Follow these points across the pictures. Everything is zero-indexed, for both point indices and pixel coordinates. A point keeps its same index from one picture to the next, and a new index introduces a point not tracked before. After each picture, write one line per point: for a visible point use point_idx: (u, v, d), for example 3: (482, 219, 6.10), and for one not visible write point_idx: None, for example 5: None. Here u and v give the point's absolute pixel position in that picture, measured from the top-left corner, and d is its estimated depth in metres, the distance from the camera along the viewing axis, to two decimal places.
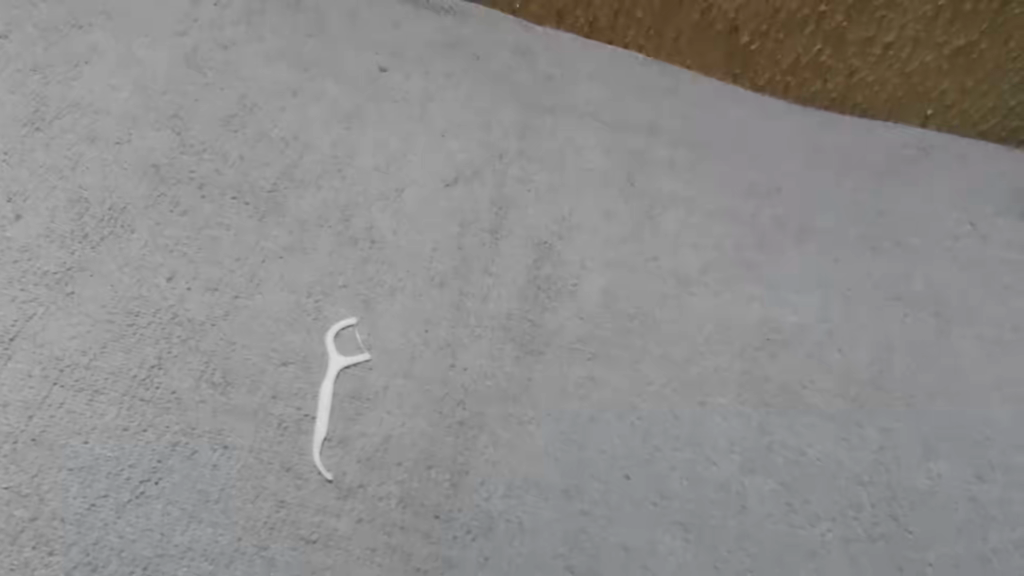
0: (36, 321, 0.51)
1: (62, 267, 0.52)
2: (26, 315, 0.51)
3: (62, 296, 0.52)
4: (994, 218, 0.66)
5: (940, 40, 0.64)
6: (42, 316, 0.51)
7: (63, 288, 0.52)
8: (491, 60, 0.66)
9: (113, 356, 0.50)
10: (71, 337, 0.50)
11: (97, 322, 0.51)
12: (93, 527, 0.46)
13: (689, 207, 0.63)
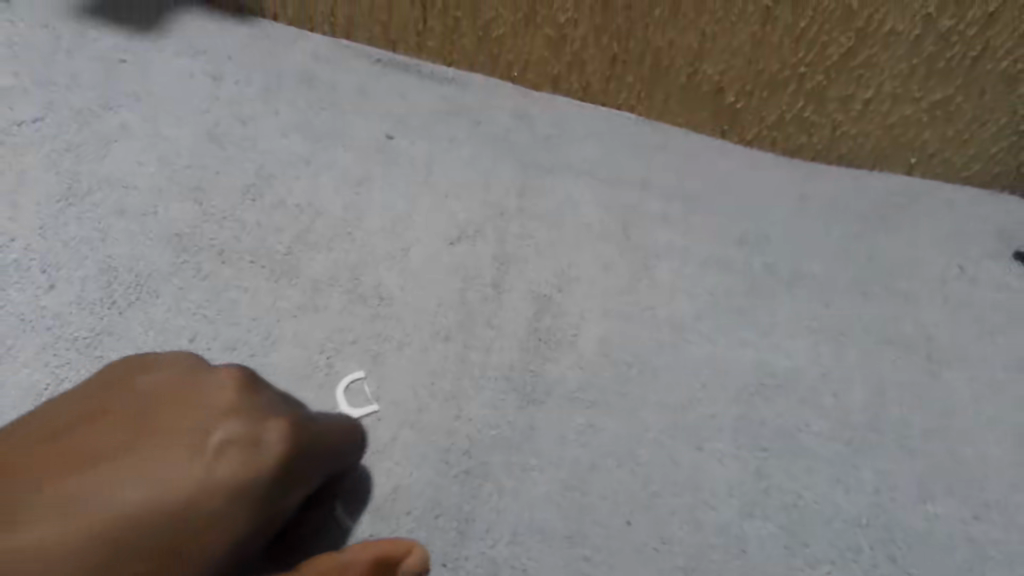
0: (66, 384, 0.54)
1: (91, 332, 0.56)
2: (57, 379, 0.54)
3: (91, 360, 0.55)
4: (982, 259, 0.68)
5: (917, 95, 0.68)
6: (72, 380, 0.54)
7: (92, 352, 0.55)
8: (491, 124, 0.71)
9: None
10: None
11: None
12: None
13: (684, 257, 0.66)
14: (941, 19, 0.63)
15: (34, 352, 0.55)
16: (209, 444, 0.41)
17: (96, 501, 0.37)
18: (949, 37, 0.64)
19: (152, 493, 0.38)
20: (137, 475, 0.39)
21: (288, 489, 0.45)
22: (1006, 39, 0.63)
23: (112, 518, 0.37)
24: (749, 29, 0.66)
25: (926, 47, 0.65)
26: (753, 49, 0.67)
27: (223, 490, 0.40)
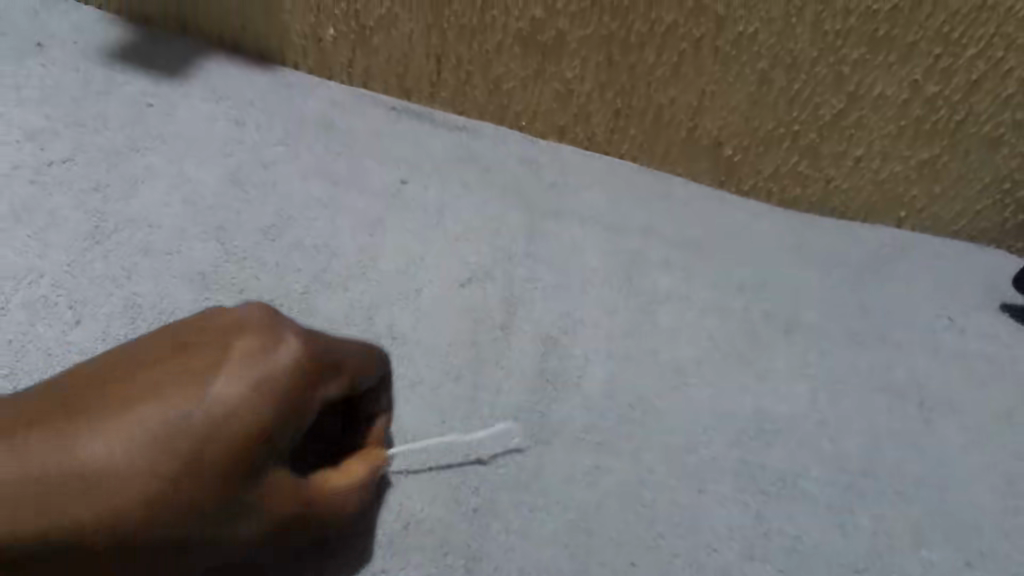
0: None
1: None
2: None
3: None
4: (970, 311, 0.72)
5: (906, 153, 0.72)
6: None
7: None
8: (499, 170, 0.74)
9: None
10: None
11: None
12: None
13: (685, 303, 0.68)
14: (928, 86, 0.67)
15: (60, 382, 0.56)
16: (218, 372, 0.48)
17: (151, 412, 0.46)
18: (935, 102, 0.68)
19: (187, 402, 0.47)
20: (171, 390, 0.47)
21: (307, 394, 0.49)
22: (987, 107, 0.68)
23: (155, 426, 0.46)
24: (746, 90, 0.70)
25: (914, 110, 0.69)
26: (750, 106, 0.71)
27: (231, 407, 0.47)
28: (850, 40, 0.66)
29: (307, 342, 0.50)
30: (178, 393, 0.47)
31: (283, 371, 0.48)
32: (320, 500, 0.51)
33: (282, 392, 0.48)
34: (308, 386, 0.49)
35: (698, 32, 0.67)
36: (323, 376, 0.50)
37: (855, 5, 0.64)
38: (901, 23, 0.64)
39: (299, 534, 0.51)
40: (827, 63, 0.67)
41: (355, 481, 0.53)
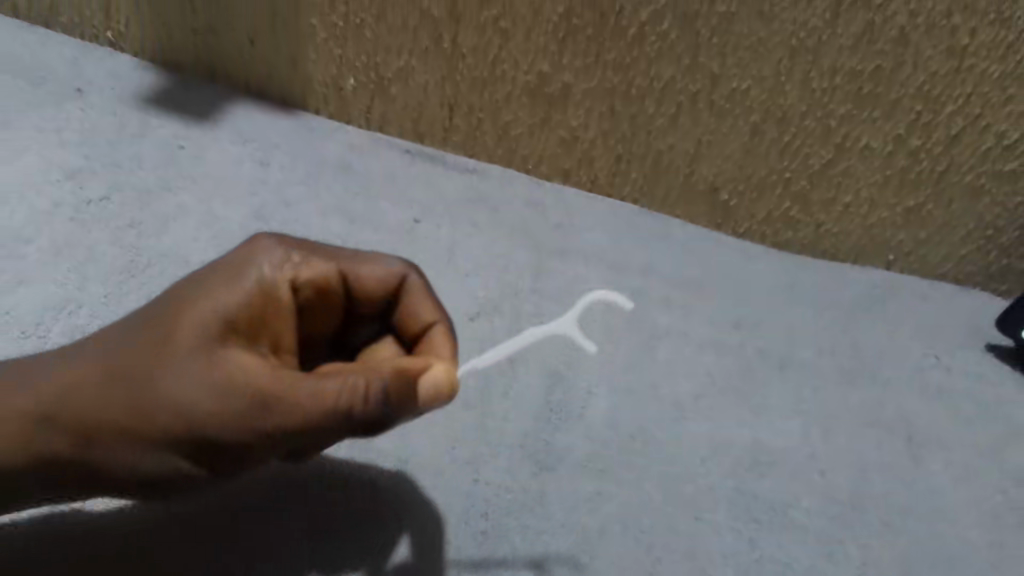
0: None
1: None
2: None
3: None
4: (954, 350, 0.75)
5: (893, 201, 0.76)
6: None
7: None
8: (506, 210, 0.78)
9: None
10: None
11: None
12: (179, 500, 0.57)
13: (683, 338, 0.72)
14: (911, 138, 0.72)
15: None
16: (196, 274, 0.52)
17: (141, 331, 0.51)
18: (918, 153, 0.73)
19: (165, 316, 0.50)
20: (157, 309, 0.52)
21: (271, 297, 0.51)
22: (971, 159, 0.73)
23: (143, 340, 0.50)
24: (740, 140, 0.74)
25: (898, 161, 0.74)
26: (744, 155, 0.75)
27: (202, 295, 0.50)
28: (836, 97, 0.70)
29: (269, 252, 0.52)
30: (162, 299, 0.52)
31: (251, 262, 0.51)
32: (300, 397, 0.47)
33: (251, 278, 0.51)
34: (272, 292, 0.51)
35: (694, 87, 0.72)
36: (298, 268, 0.52)
37: (840, 64, 0.69)
38: (883, 82, 0.69)
39: (298, 423, 0.47)
40: (815, 117, 0.72)
41: (339, 379, 0.47)
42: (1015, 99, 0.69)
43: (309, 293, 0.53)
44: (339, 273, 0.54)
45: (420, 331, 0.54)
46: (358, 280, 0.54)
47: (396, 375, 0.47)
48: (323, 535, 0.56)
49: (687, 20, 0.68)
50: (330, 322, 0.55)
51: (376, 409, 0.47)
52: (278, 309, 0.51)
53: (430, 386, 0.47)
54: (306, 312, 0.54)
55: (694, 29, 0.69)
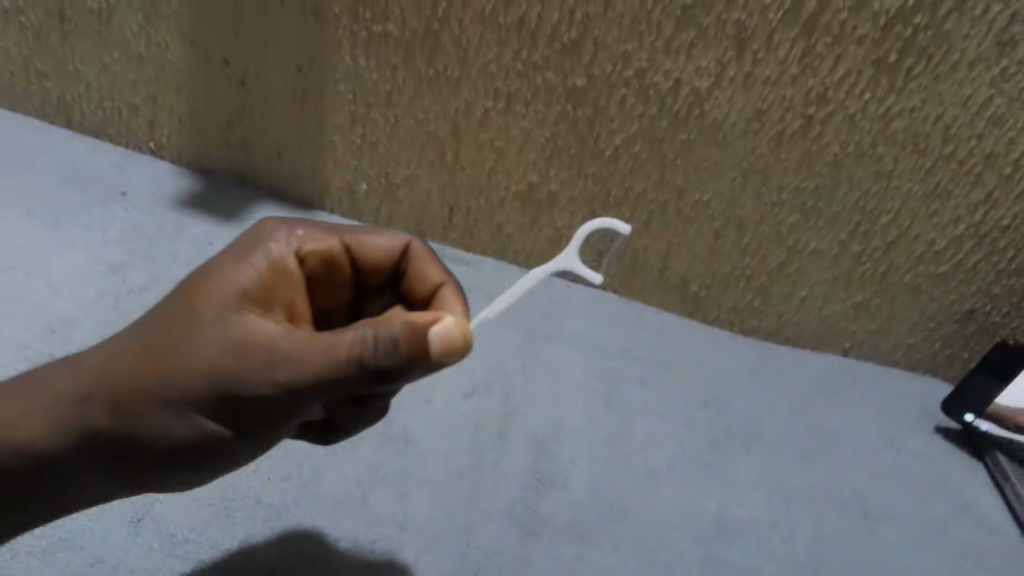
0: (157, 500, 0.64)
1: None
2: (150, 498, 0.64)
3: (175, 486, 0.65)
4: (907, 433, 0.84)
5: (843, 295, 0.85)
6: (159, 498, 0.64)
7: None
8: (500, 297, 0.87)
9: (213, 496, 0.65)
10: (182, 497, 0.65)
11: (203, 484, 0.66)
12: (199, 549, 0.62)
13: (658, 415, 0.80)
14: (852, 245, 0.81)
15: None
16: (214, 257, 0.56)
17: (165, 311, 0.55)
18: (861, 256, 0.82)
19: (185, 294, 0.54)
20: (179, 291, 0.55)
21: (281, 268, 0.55)
22: (906, 260, 0.81)
23: (168, 317, 0.54)
24: (705, 241, 0.84)
25: (844, 263, 0.83)
26: (710, 255, 0.85)
27: (219, 270, 0.54)
28: (784, 209, 0.80)
29: (279, 231, 0.57)
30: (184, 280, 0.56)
31: (264, 241, 0.56)
32: (315, 349, 0.48)
33: (261, 253, 0.55)
34: (282, 264, 0.55)
35: (663, 198, 0.82)
36: (305, 241, 0.57)
37: (786, 183, 0.78)
38: (825, 197, 0.78)
39: (308, 376, 0.48)
40: (769, 225, 0.81)
41: (350, 331, 0.47)
42: (940, 214, 0.77)
43: (319, 264, 0.57)
44: (346, 246, 0.58)
45: (429, 292, 0.58)
46: (364, 251, 0.58)
47: (401, 329, 0.45)
48: (326, 566, 0.63)
49: (654, 144, 0.78)
50: (345, 292, 0.60)
51: (381, 360, 0.46)
52: (289, 279, 0.55)
53: (436, 335, 0.45)
54: (320, 283, 0.58)
55: (660, 152, 0.78)
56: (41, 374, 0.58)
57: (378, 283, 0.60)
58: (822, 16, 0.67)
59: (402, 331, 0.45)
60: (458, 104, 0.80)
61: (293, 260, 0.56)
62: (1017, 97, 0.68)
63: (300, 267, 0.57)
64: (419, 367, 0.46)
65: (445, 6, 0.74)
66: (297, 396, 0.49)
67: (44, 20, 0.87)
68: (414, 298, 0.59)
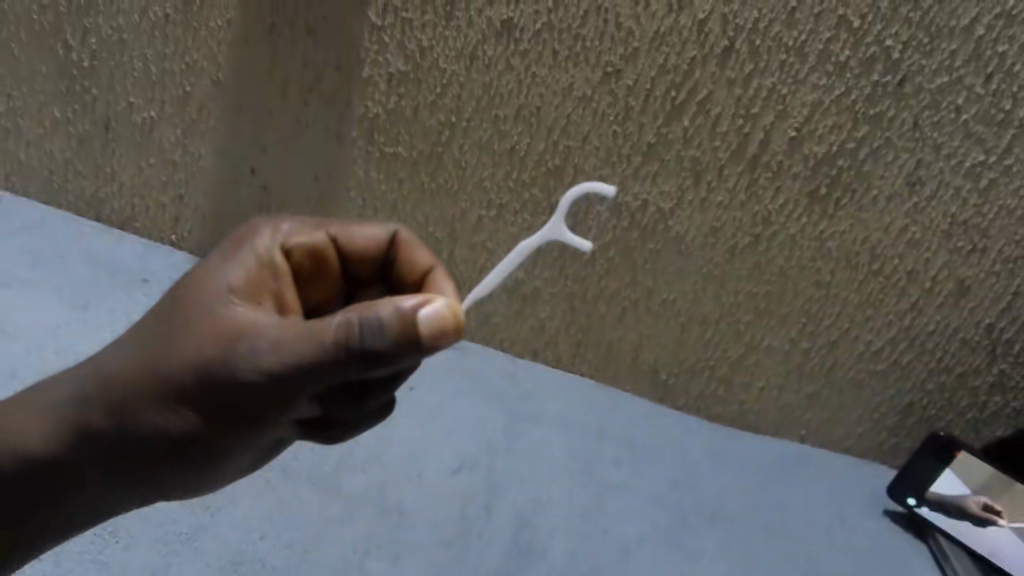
0: (175, 563, 0.72)
1: (191, 528, 0.74)
2: (168, 562, 0.72)
3: (190, 550, 0.73)
4: (859, 516, 0.91)
5: (796, 387, 0.94)
6: (176, 561, 0.72)
7: (191, 543, 0.73)
8: (486, 381, 0.96)
9: (224, 562, 0.72)
10: (198, 560, 0.72)
11: (215, 549, 0.73)
12: None
13: (630, 493, 0.87)
14: (801, 342, 0.91)
15: (152, 542, 0.73)
16: (205, 259, 0.60)
17: (162, 313, 0.58)
18: (809, 352, 0.91)
19: (179, 294, 0.58)
20: (173, 292, 0.59)
21: (269, 262, 0.59)
22: (849, 357, 0.91)
23: (165, 319, 0.58)
24: (671, 335, 0.94)
25: (795, 358, 0.92)
26: (677, 347, 0.95)
27: (212, 270, 0.58)
28: (740, 309, 0.90)
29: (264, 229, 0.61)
30: (178, 280, 0.59)
31: (251, 240, 0.60)
32: (303, 338, 0.50)
33: (251, 250, 0.59)
34: (269, 258, 0.59)
35: (634, 296, 0.92)
36: (294, 235, 0.61)
37: (741, 287, 0.89)
38: (774, 300, 0.89)
39: (294, 361, 0.50)
40: (727, 322, 0.92)
41: (337, 319, 0.49)
42: (874, 317, 0.88)
43: (306, 256, 0.61)
44: (333, 238, 0.62)
45: (420, 276, 0.63)
46: (351, 243, 0.63)
47: (391, 316, 0.47)
48: None
49: (625, 252, 0.89)
50: (336, 282, 0.64)
51: (368, 342, 0.48)
52: (278, 272, 0.59)
53: (425, 316, 0.48)
54: (309, 273, 0.62)
55: (631, 258, 0.89)
56: (56, 385, 0.64)
57: (369, 270, 0.65)
58: (762, 157, 0.80)
59: (390, 315, 0.47)
60: (455, 212, 0.91)
61: (280, 252, 0.60)
62: (929, 225, 0.81)
63: (287, 260, 0.60)
64: (408, 348, 0.48)
65: (448, 134, 0.87)
66: (290, 385, 0.51)
67: (89, 130, 0.99)
68: (405, 282, 0.64)
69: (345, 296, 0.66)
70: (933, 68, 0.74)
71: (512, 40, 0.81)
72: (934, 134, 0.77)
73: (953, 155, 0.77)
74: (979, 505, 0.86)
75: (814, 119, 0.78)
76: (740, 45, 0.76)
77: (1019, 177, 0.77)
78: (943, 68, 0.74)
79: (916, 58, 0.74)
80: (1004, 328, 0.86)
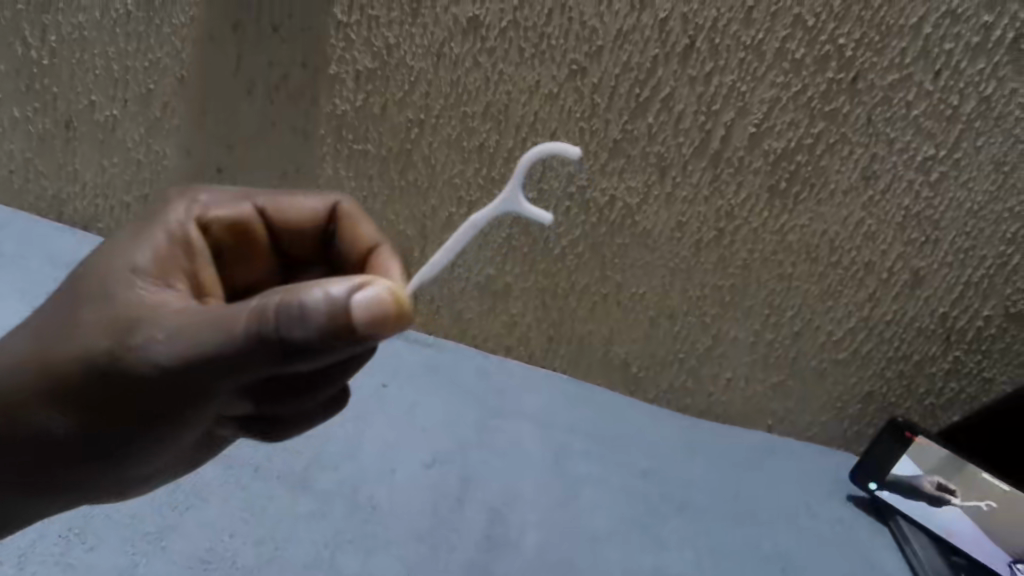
0: (141, 563, 0.71)
1: (158, 528, 0.73)
2: (134, 562, 0.71)
3: (157, 549, 0.72)
4: (824, 500, 0.94)
5: (762, 377, 0.97)
6: (142, 561, 0.71)
7: (158, 543, 0.72)
8: (459, 377, 0.97)
9: (193, 561, 0.72)
10: (165, 559, 0.71)
11: (182, 547, 0.72)
12: None
13: (602, 483, 0.89)
14: (765, 333, 0.93)
15: (118, 543, 0.72)
16: (114, 238, 0.61)
17: (63, 296, 0.57)
18: (773, 343, 0.94)
19: (84, 274, 0.57)
20: (76, 275, 0.58)
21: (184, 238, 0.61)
22: (812, 347, 0.93)
23: (67, 301, 0.56)
24: (641, 328, 0.96)
25: (760, 348, 0.95)
26: (646, 340, 0.97)
27: (121, 249, 0.58)
28: (707, 301, 0.92)
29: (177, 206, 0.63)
30: (79, 267, 0.59)
31: (165, 219, 0.62)
32: (210, 328, 0.47)
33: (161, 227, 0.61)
34: (183, 234, 0.62)
35: (605, 290, 0.94)
36: (212, 210, 0.64)
37: (706, 281, 0.91)
38: (739, 292, 0.91)
39: (198, 351, 0.47)
40: (695, 315, 0.94)
41: (248, 311, 0.46)
42: (834, 308, 0.90)
43: (226, 229, 0.65)
44: (256, 211, 0.66)
45: (353, 248, 0.68)
46: (278, 216, 0.67)
47: (314, 302, 0.45)
48: None
49: (595, 247, 0.91)
50: (262, 253, 0.68)
51: (287, 331, 0.45)
52: (195, 248, 0.62)
53: (358, 301, 0.45)
54: (232, 244, 0.66)
55: (600, 253, 0.91)
56: None
57: (306, 245, 0.70)
58: (724, 152, 0.83)
59: (313, 302, 0.45)
60: (426, 209, 0.92)
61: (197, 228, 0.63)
62: (885, 218, 0.84)
63: (206, 234, 0.64)
64: (336, 336, 0.45)
65: (417, 131, 0.87)
66: (200, 378, 0.48)
67: (49, 128, 0.97)
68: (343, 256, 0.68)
69: (274, 268, 0.70)
70: (884, 65, 0.77)
71: (479, 37, 0.81)
72: (887, 129, 0.79)
73: (905, 150, 0.80)
74: (934, 485, 0.89)
75: (773, 116, 0.80)
76: (700, 44, 0.78)
77: (966, 171, 0.81)
78: (894, 66, 0.77)
79: (868, 56, 0.76)
80: (957, 317, 0.89)
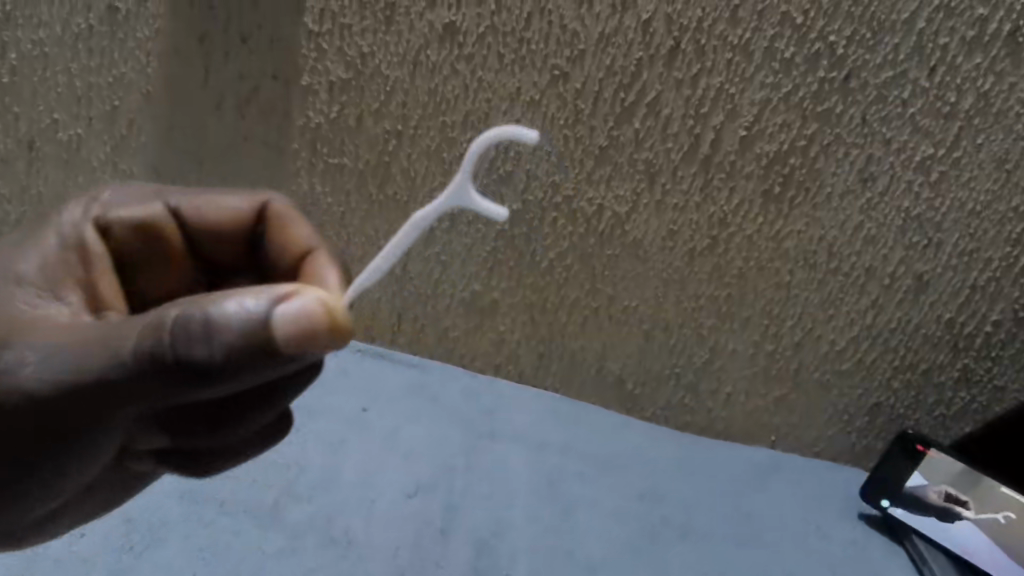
0: None
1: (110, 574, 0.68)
2: None
3: None
4: (835, 520, 0.88)
5: (762, 391, 0.93)
6: None
7: None
8: (443, 399, 0.93)
9: None
10: None
11: None
12: None
13: (596, 509, 0.84)
14: (765, 344, 0.89)
15: None
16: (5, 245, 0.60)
17: None
18: (774, 355, 0.90)
19: None
20: None
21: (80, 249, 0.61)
22: (814, 358, 0.89)
23: None
24: (634, 343, 0.92)
25: (761, 361, 0.90)
26: (640, 354, 0.92)
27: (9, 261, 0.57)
28: (703, 313, 0.88)
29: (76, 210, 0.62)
30: None
31: (60, 227, 0.61)
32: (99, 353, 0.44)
33: (55, 229, 0.61)
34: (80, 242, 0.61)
35: (596, 304, 0.90)
36: (116, 210, 0.63)
37: (701, 291, 0.87)
38: (736, 302, 0.87)
39: (85, 375, 0.44)
40: (690, 327, 0.90)
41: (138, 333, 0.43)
42: (835, 316, 0.86)
43: (131, 231, 0.63)
44: (168, 212, 0.64)
45: (287, 249, 0.64)
46: (194, 215, 0.64)
47: (218, 317, 0.41)
48: None
49: (584, 259, 0.87)
50: (179, 254, 0.65)
51: (186, 352, 0.42)
52: (94, 258, 0.61)
53: (271, 316, 0.42)
54: (139, 248, 0.64)
55: (590, 265, 0.87)
56: None
57: (233, 249, 0.66)
58: (714, 157, 0.79)
59: (216, 318, 0.41)
60: (406, 224, 0.88)
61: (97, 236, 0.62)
62: (884, 222, 0.81)
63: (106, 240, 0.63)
64: (248, 354, 0.42)
65: (394, 143, 0.84)
66: (94, 405, 0.45)
67: (11, 149, 0.93)
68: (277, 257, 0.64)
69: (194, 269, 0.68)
70: (877, 62, 0.74)
71: (456, 44, 0.78)
72: (883, 129, 0.76)
73: (903, 150, 0.77)
74: (940, 495, 0.85)
75: (764, 118, 0.77)
76: (686, 45, 0.75)
77: (967, 170, 0.77)
78: (887, 63, 0.74)
79: (860, 53, 0.73)
80: (964, 322, 0.85)
